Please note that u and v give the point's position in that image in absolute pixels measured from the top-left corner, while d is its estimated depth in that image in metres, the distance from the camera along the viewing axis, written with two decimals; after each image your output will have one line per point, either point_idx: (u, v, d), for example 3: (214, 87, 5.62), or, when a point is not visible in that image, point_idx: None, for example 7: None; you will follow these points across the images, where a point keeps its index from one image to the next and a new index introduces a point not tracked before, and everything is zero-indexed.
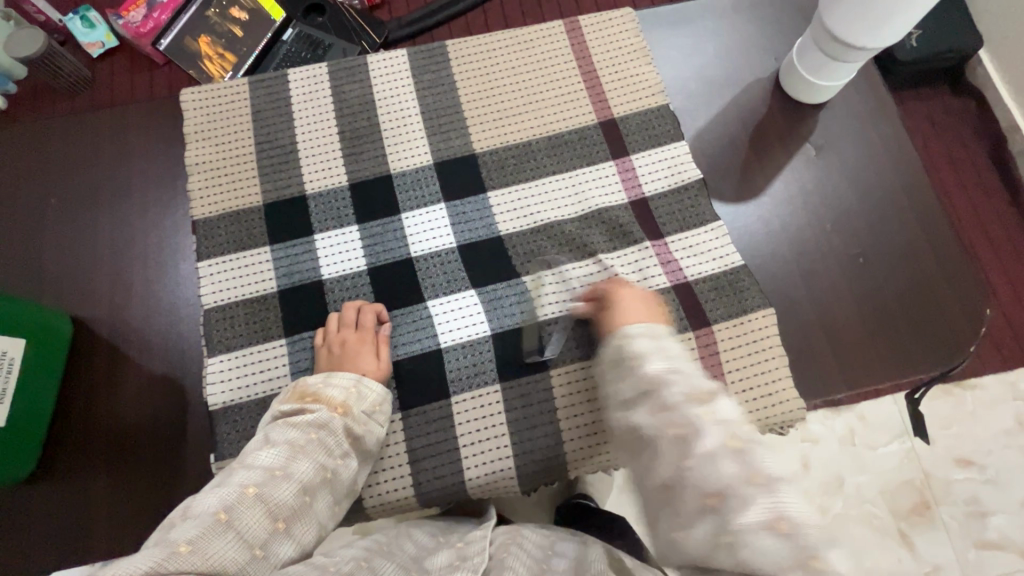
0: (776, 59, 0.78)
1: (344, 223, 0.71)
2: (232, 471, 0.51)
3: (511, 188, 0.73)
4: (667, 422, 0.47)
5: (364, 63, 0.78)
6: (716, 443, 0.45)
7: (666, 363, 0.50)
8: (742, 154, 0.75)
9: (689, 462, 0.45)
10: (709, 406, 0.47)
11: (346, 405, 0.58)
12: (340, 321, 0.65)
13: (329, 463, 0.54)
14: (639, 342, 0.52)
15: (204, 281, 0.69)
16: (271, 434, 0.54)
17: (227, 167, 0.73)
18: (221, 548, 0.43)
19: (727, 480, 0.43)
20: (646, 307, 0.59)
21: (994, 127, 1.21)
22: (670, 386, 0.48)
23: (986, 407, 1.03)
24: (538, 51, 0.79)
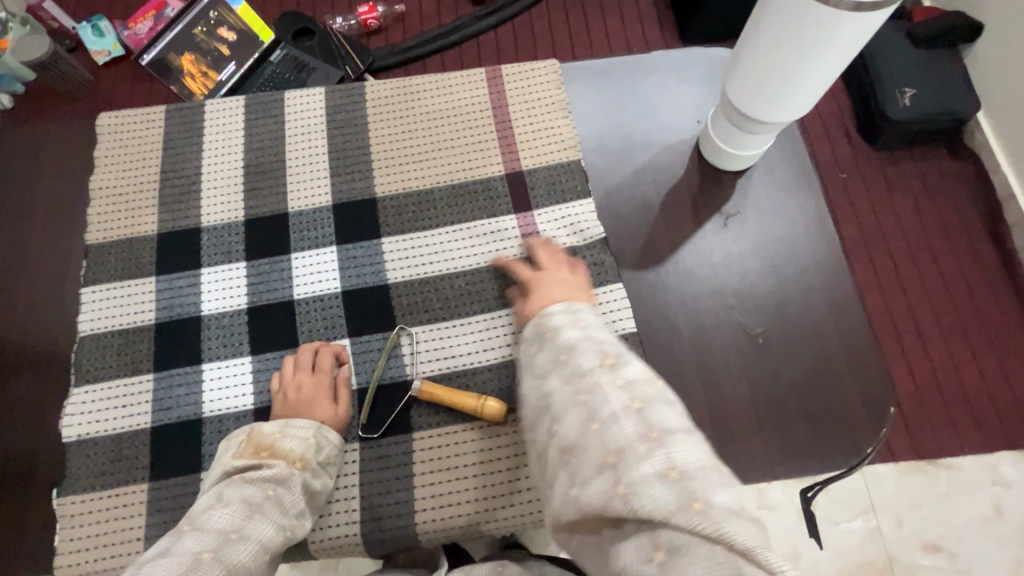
0: (697, 120, 0.75)
1: (232, 259, 0.70)
2: (181, 535, 0.48)
3: (406, 235, 0.71)
4: (576, 387, 0.45)
5: (281, 99, 0.78)
6: (618, 405, 0.42)
7: (580, 332, 0.51)
8: (651, 213, 0.71)
9: (592, 425, 0.42)
10: (615, 372, 0.45)
11: (304, 458, 0.56)
12: (296, 363, 0.63)
13: (285, 523, 0.52)
14: (556, 317, 0.53)
15: (85, 307, 0.68)
16: (223, 492, 0.52)
17: (129, 194, 0.73)
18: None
19: (628, 438, 0.39)
20: (569, 288, 0.60)
21: (991, 196, 1.26)
22: (592, 353, 0.48)
23: (960, 488, 1.07)
24: (454, 98, 0.77)
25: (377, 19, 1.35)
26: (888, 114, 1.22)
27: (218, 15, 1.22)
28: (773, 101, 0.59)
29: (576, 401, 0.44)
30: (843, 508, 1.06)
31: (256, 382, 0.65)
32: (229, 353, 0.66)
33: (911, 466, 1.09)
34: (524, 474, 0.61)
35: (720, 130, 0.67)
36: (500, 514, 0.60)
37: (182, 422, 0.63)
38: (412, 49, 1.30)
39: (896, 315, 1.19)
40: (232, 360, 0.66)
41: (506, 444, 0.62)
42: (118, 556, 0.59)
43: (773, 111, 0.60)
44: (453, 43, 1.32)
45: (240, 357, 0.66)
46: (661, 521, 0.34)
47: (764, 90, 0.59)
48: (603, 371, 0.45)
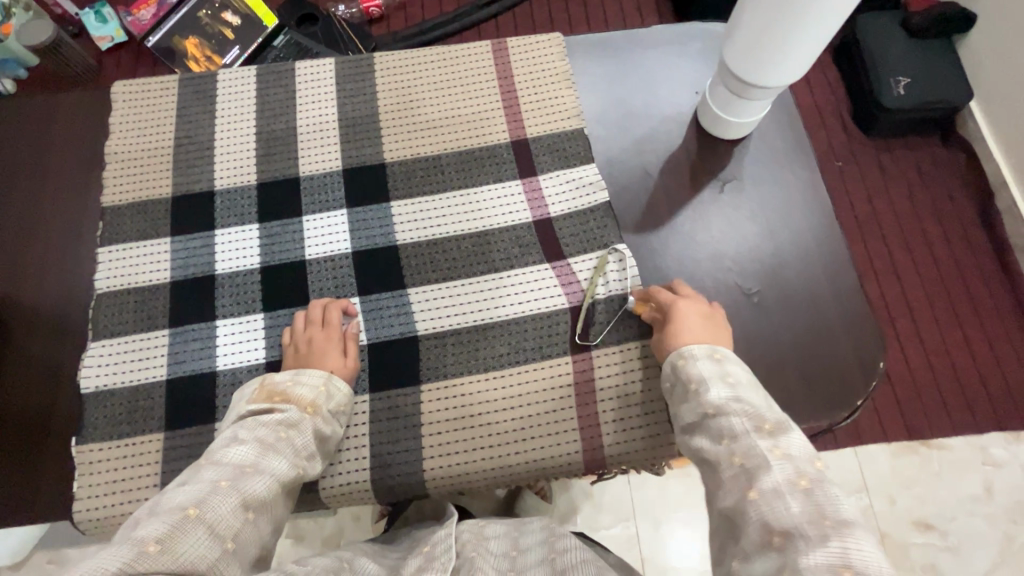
0: (697, 92, 0.78)
1: (245, 222, 0.72)
2: (200, 467, 0.51)
3: (414, 200, 0.73)
4: (732, 451, 0.47)
5: (292, 69, 0.80)
6: (781, 480, 0.43)
7: (728, 391, 0.51)
8: (650, 181, 0.74)
9: (751, 495, 0.43)
10: (776, 441, 0.46)
11: (315, 404, 0.58)
12: (306, 318, 0.65)
13: (298, 462, 0.55)
14: (701, 365, 0.54)
15: (102, 267, 0.70)
16: (238, 432, 0.54)
17: (143, 160, 0.75)
18: (191, 546, 0.43)
19: (794, 520, 0.40)
20: (704, 323, 0.59)
21: (983, 182, 1.29)
22: (746, 418, 0.48)
23: (951, 468, 1.10)
24: (462, 68, 0.80)
25: (379, 7, 1.37)
26: (883, 102, 1.25)
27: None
28: (774, 63, 0.61)
29: (734, 464, 0.46)
30: (836, 486, 1.09)
31: (269, 337, 0.67)
32: (242, 311, 0.68)
33: (904, 446, 1.12)
34: (529, 425, 0.63)
35: (717, 94, 0.70)
36: (504, 463, 0.63)
37: (196, 375, 0.65)
38: (416, 37, 1.33)
39: (890, 295, 1.22)
40: (245, 317, 0.68)
41: (511, 396, 0.64)
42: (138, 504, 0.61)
43: (774, 73, 0.62)
44: (456, 31, 1.34)
45: (252, 314, 0.68)
46: None
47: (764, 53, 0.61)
48: (761, 437, 0.46)
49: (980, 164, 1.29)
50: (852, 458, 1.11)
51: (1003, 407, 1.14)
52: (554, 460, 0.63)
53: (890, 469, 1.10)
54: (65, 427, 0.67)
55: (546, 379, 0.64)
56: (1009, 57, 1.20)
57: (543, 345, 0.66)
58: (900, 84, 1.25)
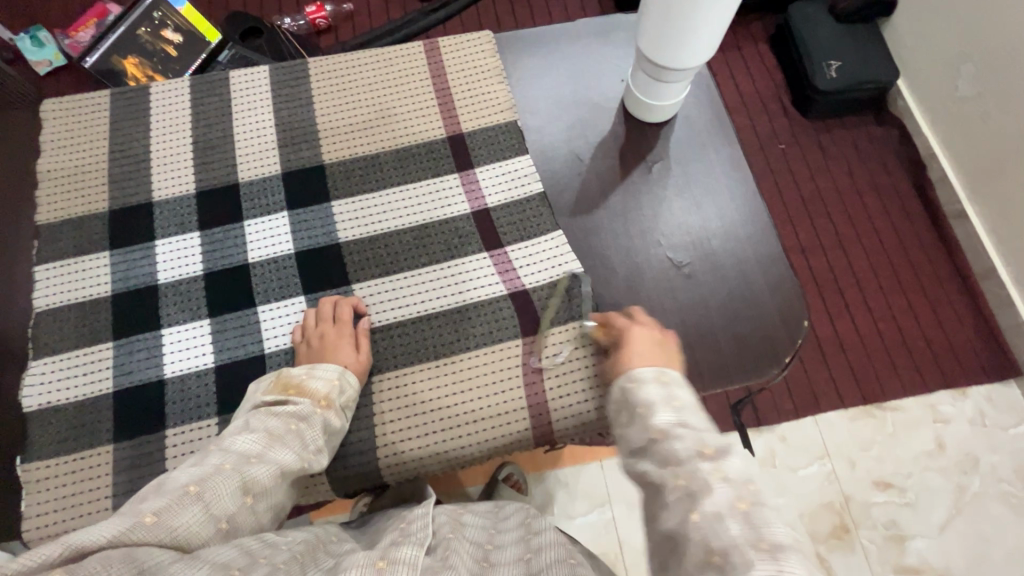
0: (623, 79, 0.81)
1: (185, 231, 0.72)
2: (210, 452, 0.52)
3: (356, 199, 0.74)
4: (674, 474, 0.46)
5: (226, 78, 0.81)
6: (725, 504, 0.44)
7: (673, 415, 0.51)
8: (583, 166, 0.77)
9: (694, 517, 0.44)
10: (716, 463, 0.46)
11: (329, 398, 0.60)
12: (318, 315, 0.67)
13: (304, 455, 0.56)
14: (649, 389, 0.54)
15: (40, 285, 0.70)
16: (250, 420, 0.56)
17: (78, 176, 0.75)
18: (185, 523, 0.45)
19: (735, 540, 0.41)
20: (657, 349, 0.60)
21: (915, 155, 1.36)
22: (690, 440, 0.48)
23: (905, 428, 1.16)
24: (395, 69, 0.82)
25: (325, 18, 1.38)
26: (818, 84, 1.31)
27: (161, 15, 1.21)
28: (674, 55, 0.66)
29: (674, 486, 0.46)
30: (800, 455, 1.13)
31: (215, 341, 0.67)
32: (187, 317, 0.68)
33: (861, 411, 1.17)
34: (480, 405, 0.65)
35: (652, 90, 0.73)
36: (461, 443, 0.64)
37: (144, 384, 0.65)
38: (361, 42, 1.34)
39: (835, 267, 1.28)
40: (190, 323, 0.68)
41: (459, 380, 0.66)
42: (91, 517, 0.61)
43: (675, 65, 0.67)
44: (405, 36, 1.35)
45: (198, 320, 0.68)
46: None
47: (665, 47, 0.66)
48: (701, 461, 0.47)
49: (910, 138, 1.37)
50: (813, 426, 1.16)
51: (948, 363, 1.21)
52: (505, 438, 0.65)
53: (845, 432, 1.15)
54: None
55: (495, 362, 0.66)
56: (930, 37, 1.28)
57: (489, 330, 0.68)
58: (831, 67, 1.31)
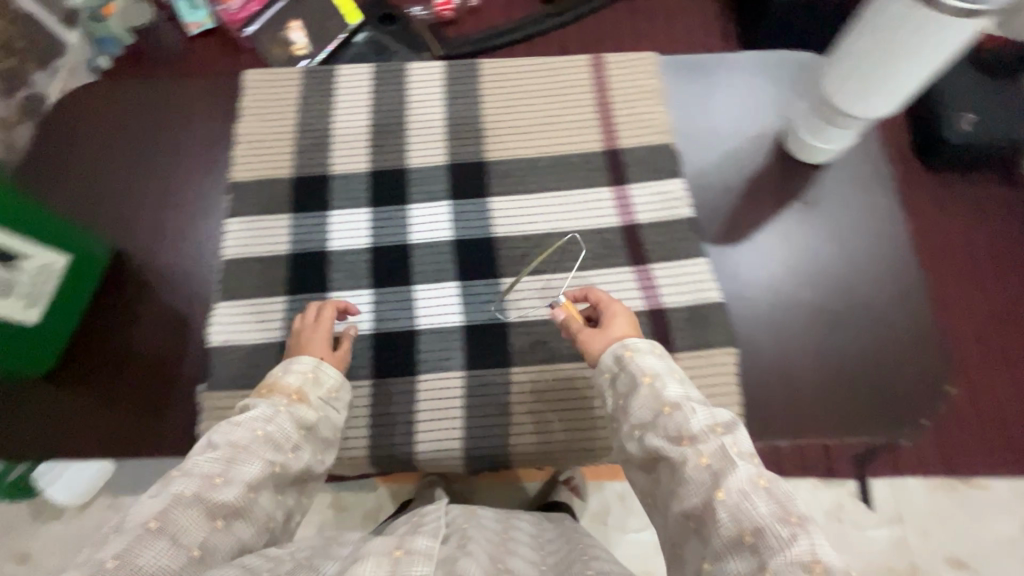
0: (784, 115, 0.82)
1: (357, 206, 0.79)
2: (170, 479, 0.50)
3: (512, 197, 0.79)
4: (690, 451, 0.50)
5: (404, 69, 0.87)
6: (745, 478, 0.46)
7: (680, 389, 0.54)
8: (732, 199, 0.79)
9: (719, 493, 0.46)
10: (727, 438, 0.50)
11: (300, 391, 0.61)
12: (302, 317, 0.70)
13: (277, 458, 0.55)
14: (647, 360, 0.57)
15: (231, 235, 0.78)
16: (212, 436, 0.54)
17: (269, 144, 0.83)
18: (151, 558, 0.44)
19: (764, 519, 0.44)
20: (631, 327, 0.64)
21: None
22: (702, 416, 0.52)
23: (990, 510, 1.04)
24: (560, 79, 0.86)
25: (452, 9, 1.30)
26: (956, 121, 1.13)
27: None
28: (844, 101, 0.68)
29: (698, 465, 0.48)
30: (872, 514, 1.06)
31: (376, 311, 0.73)
32: (352, 285, 0.75)
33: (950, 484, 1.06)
34: None
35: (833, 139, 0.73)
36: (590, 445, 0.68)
37: None
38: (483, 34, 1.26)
39: (970, 320, 1.10)
40: (354, 291, 0.74)
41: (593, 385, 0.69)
42: None
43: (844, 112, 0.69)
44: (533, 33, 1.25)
45: (362, 289, 0.74)
46: None
47: (837, 92, 0.68)
48: (714, 435, 0.50)
49: None
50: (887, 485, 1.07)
51: None
52: None
53: (928, 500, 1.05)
54: (191, 373, 0.74)
55: None
56: None
57: None
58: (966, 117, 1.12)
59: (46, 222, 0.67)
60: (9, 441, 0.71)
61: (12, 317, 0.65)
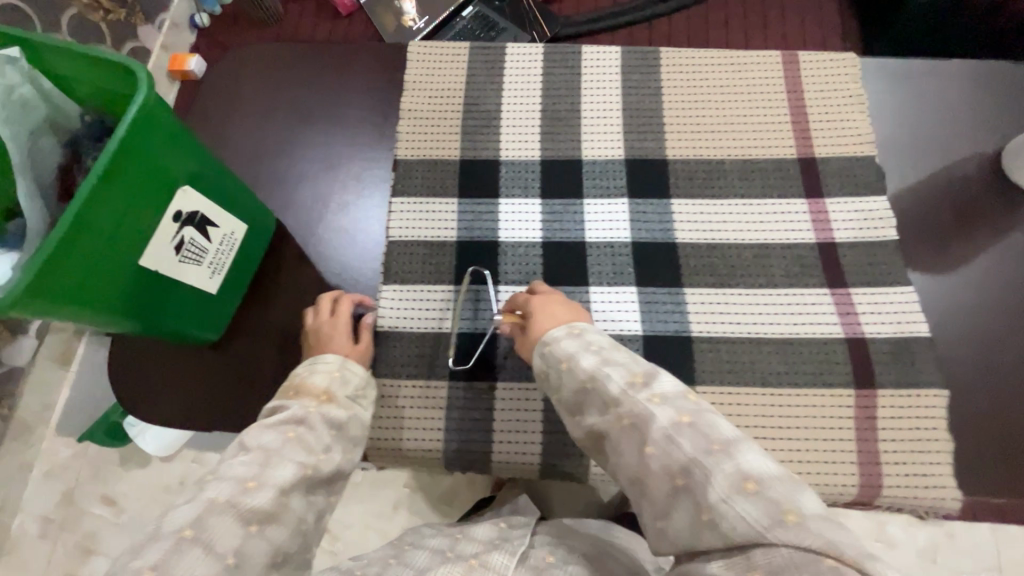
0: (1000, 137, 0.75)
1: (529, 195, 0.75)
2: (201, 484, 0.44)
3: (696, 201, 0.73)
4: (617, 416, 0.45)
5: (578, 52, 0.82)
6: (667, 422, 0.42)
7: (596, 358, 0.49)
8: (942, 227, 0.72)
9: (648, 450, 0.42)
10: (650, 389, 0.45)
11: (328, 392, 0.55)
12: (315, 311, 0.67)
13: (309, 460, 0.48)
14: (565, 345, 0.52)
15: (395, 216, 0.75)
16: (243, 437, 0.48)
17: (435, 121, 0.79)
18: (187, 570, 0.38)
19: (689, 456, 0.40)
20: (561, 305, 0.59)
21: None
22: (619, 374, 0.47)
23: None
24: (749, 75, 0.79)
25: None
26: None
27: None
28: None
29: (622, 427, 0.44)
30: None
31: None
32: (524, 281, 0.71)
33: None
34: (803, 445, 0.63)
35: None
36: None
37: (481, 333, 0.69)
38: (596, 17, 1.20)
39: None
40: (526, 287, 0.70)
41: (786, 415, 0.64)
42: (424, 442, 0.66)
43: None
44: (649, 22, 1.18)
45: (534, 286, 0.70)
46: (758, 539, 0.36)
47: None
48: (637, 391, 0.45)
49: None
50: None
51: None
52: (825, 487, 0.62)
53: None
54: None
55: (826, 406, 0.64)
56: None
57: (823, 371, 0.65)
58: None
59: (234, 188, 0.65)
60: (168, 402, 0.71)
61: (199, 286, 0.64)
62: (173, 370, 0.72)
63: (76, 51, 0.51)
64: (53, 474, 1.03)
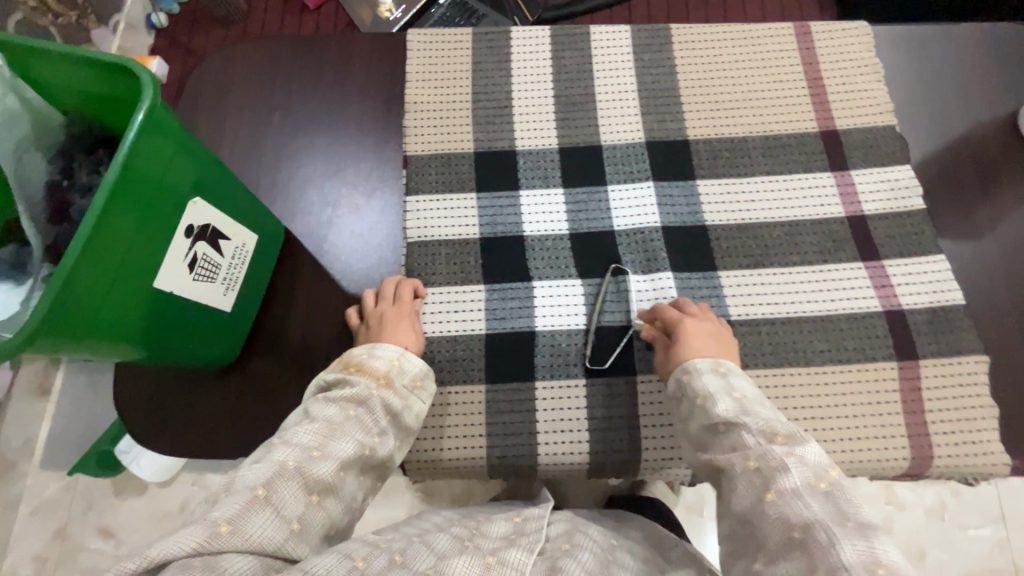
0: (1014, 101, 0.75)
1: (550, 185, 0.72)
2: (271, 446, 0.48)
3: (722, 181, 0.71)
4: (748, 460, 0.48)
5: (587, 33, 0.79)
6: (802, 481, 0.45)
7: (731, 403, 0.52)
8: (966, 192, 0.72)
9: (770, 496, 0.45)
10: (792, 448, 0.48)
11: (387, 376, 0.56)
12: (377, 296, 0.66)
13: (368, 441, 0.52)
14: (706, 380, 0.55)
15: (411, 215, 0.71)
16: (310, 409, 0.52)
17: (444, 112, 0.75)
18: (259, 528, 0.42)
19: (816, 515, 0.43)
20: (713, 340, 0.59)
21: None
22: (759, 427, 0.50)
23: None
24: (763, 49, 0.77)
25: None
26: None
27: None
28: None
29: (745, 470, 0.48)
30: None
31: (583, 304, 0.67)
32: (554, 274, 0.68)
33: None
34: (850, 420, 0.62)
35: None
36: (830, 458, 0.62)
37: (517, 332, 0.66)
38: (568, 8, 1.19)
39: None
40: (559, 281, 0.68)
41: (834, 393, 0.63)
42: (465, 450, 0.63)
43: None
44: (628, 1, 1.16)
45: (565, 278, 0.68)
46: None
47: None
48: (778, 446, 0.48)
49: None
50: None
51: None
52: (879, 463, 0.61)
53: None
54: None
55: (870, 380, 0.63)
56: None
57: (865, 346, 0.64)
58: None
59: (241, 197, 0.60)
60: (188, 431, 0.67)
61: (214, 305, 0.59)
62: (192, 395, 0.68)
63: (58, 54, 0.45)
64: (41, 513, 0.95)
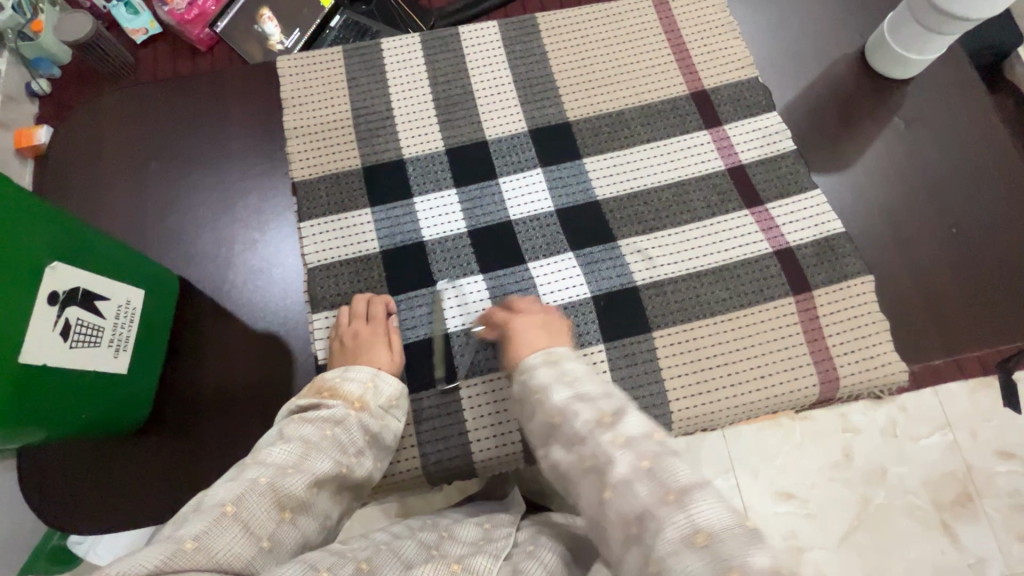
0: (862, 35, 0.80)
1: (443, 187, 0.72)
2: (245, 466, 0.46)
3: (606, 156, 0.73)
4: (580, 456, 0.42)
5: (456, 34, 0.79)
6: (628, 469, 0.39)
7: (569, 392, 0.45)
8: (832, 128, 0.76)
9: (607, 495, 0.39)
10: (615, 429, 0.41)
11: (363, 399, 0.56)
12: (350, 314, 0.65)
13: (344, 460, 0.50)
14: (540, 374, 0.47)
15: (307, 241, 0.70)
16: (285, 429, 0.50)
17: (325, 134, 0.75)
18: (228, 543, 0.39)
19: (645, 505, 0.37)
20: (543, 331, 0.56)
21: None
22: (587, 411, 0.43)
23: None
24: (625, 24, 0.80)
25: None
26: None
27: None
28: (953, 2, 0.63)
29: (584, 470, 0.41)
30: None
31: (491, 297, 0.67)
32: (459, 273, 0.68)
33: None
34: (760, 359, 0.65)
35: (925, 46, 0.70)
36: (747, 397, 0.64)
37: (431, 337, 0.66)
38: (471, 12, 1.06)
39: None
40: (465, 279, 0.68)
41: (741, 336, 0.66)
42: (401, 463, 0.63)
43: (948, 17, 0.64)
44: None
45: (470, 276, 0.68)
46: None
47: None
48: (602, 432, 0.41)
49: None
50: None
51: None
52: (793, 392, 0.65)
53: None
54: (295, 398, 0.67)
55: (772, 317, 0.67)
56: None
57: (763, 287, 0.68)
58: None
59: (120, 254, 0.59)
60: (113, 500, 0.64)
61: (105, 368, 0.57)
62: (112, 462, 0.65)
63: None
64: None
